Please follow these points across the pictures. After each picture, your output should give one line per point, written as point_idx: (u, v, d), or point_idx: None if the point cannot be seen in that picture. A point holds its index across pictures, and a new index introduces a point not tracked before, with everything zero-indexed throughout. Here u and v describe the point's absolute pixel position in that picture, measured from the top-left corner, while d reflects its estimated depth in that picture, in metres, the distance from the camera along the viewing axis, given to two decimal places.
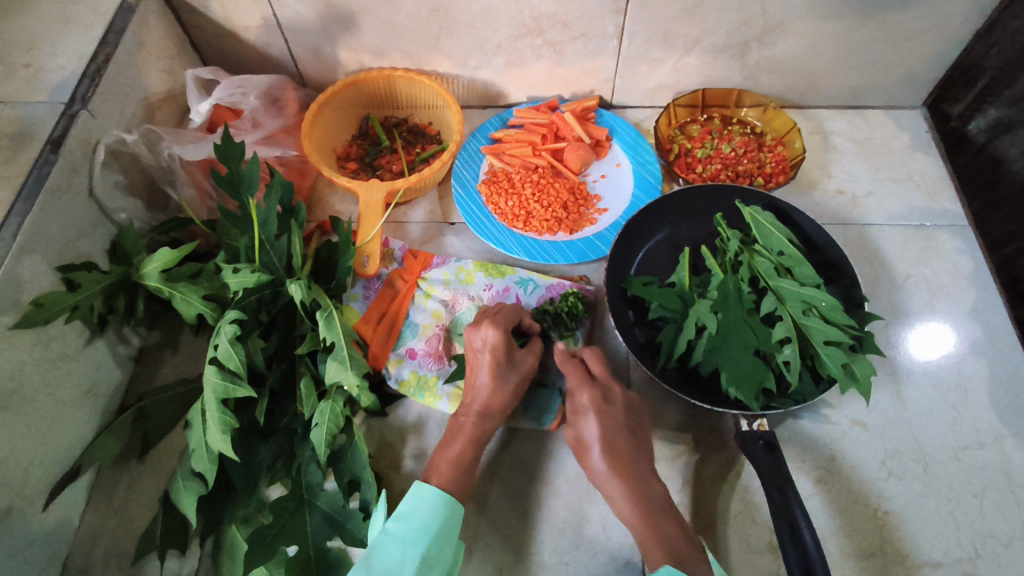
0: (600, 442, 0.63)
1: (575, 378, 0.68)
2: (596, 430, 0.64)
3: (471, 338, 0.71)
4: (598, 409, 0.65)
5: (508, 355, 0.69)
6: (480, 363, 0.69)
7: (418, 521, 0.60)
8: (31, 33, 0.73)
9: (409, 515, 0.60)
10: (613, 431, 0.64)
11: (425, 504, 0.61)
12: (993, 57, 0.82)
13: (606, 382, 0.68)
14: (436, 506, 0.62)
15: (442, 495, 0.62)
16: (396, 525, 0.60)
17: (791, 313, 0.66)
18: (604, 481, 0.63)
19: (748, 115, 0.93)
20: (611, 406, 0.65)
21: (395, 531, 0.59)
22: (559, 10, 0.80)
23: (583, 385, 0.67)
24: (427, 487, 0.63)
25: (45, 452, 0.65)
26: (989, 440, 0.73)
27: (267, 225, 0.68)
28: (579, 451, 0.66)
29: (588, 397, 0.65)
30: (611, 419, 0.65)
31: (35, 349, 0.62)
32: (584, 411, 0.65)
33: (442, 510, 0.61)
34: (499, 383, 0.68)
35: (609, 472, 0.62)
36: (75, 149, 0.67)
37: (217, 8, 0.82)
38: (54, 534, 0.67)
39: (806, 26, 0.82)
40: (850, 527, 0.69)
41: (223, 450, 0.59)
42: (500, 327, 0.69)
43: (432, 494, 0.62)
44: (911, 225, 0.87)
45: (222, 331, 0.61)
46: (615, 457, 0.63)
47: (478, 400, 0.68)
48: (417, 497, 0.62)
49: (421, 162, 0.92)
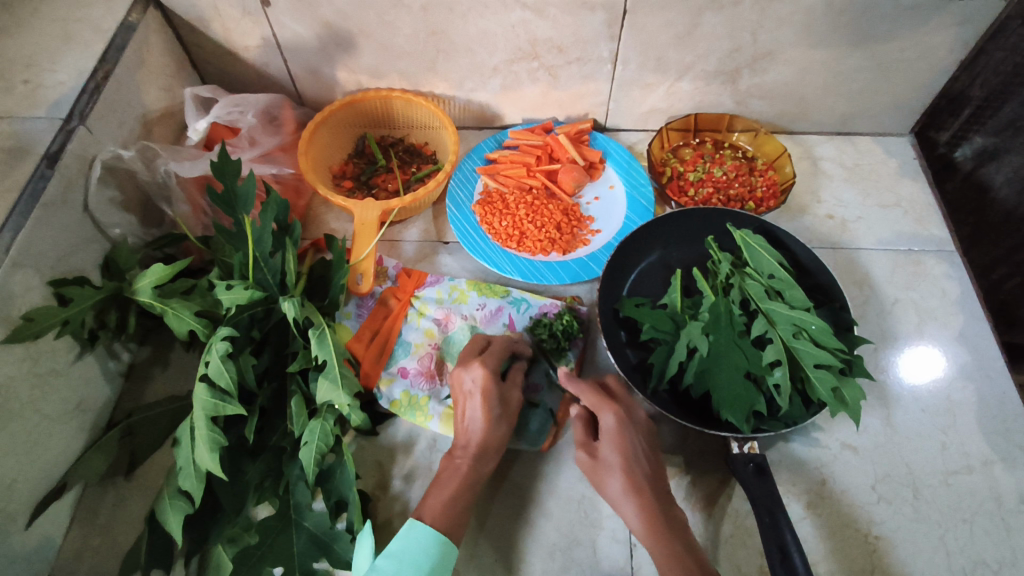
0: (620, 463, 0.64)
1: (594, 399, 0.68)
2: (614, 451, 0.64)
3: (460, 377, 0.71)
4: (622, 428, 0.65)
5: (500, 397, 0.69)
6: (472, 404, 0.69)
7: (407, 561, 0.59)
8: (32, 50, 0.74)
9: (401, 553, 0.60)
10: (634, 451, 0.64)
11: (417, 543, 0.61)
12: (977, 87, 0.85)
13: (626, 403, 0.69)
14: (428, 547, 0.61)
15: (436, 536, 0.61)
16: (386, 561, 0.58)
17: (781, 335, 0.67)
18: (619, 501, 0.63)
19: (739, 140, 0.94)
20: (633, 426, 0.66)
21: (385, 568, 0.58)
22: (554, 35, 0.82)
23: (606, 404, 0.67)
24: (420, 525, 0.62)
25: (30, 468, 0.64)
26: (978, 464, 0.73)
27: (261, 243, 0.68)
28: (595, 473, 0.65)
29: (613, 416, 0.66)
30: (633, 438, 0.65)
31: (24, 363, 0.62)
32: (608, 431, 0.65)
33: (434, 552, 0.61)
34: (492, 426, 0.68)
35: (625, 494, 0.63)
36: (71, 165, 0.67)
37: (217, 28, 0.84)
38: (36, 552, 0.66)
39: (795, 54, 0.84)
40: (841, 551, 0.69)
41: (211, 469, 0.58)
42: (490, 370, 0.69)
43: (426, 535, 0.61)
44: (899, 250, 0.88)
45: (213, 348, 0.61)
46: (634, 480, 0.63)
47: (472, 441, 0.69)
48: (410, 534, 0.61)
49: (416, 182, 0.93)
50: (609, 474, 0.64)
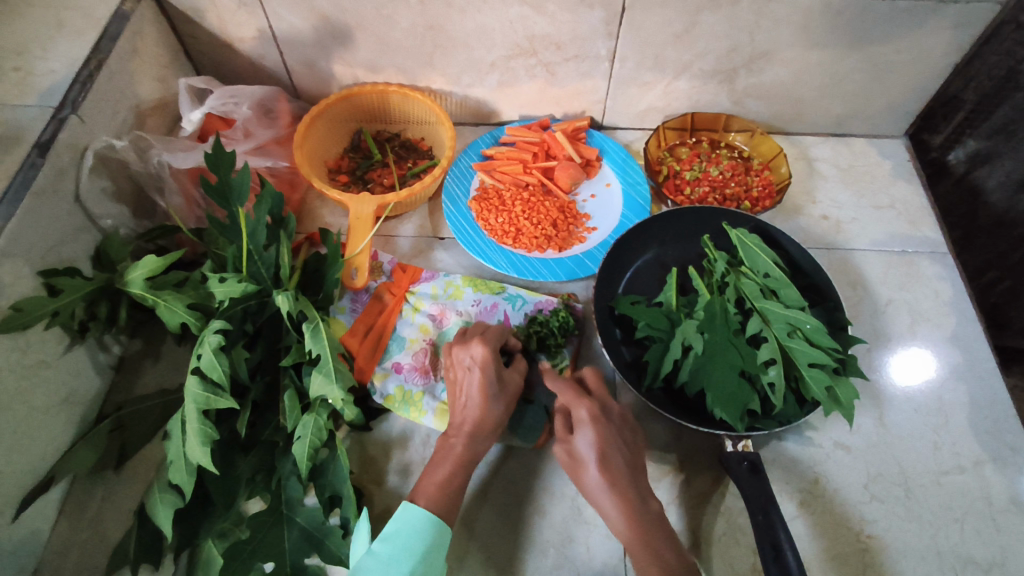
0: (596, 456, 0.63)
1: (570, 395, 0.68)
2: (590, 444, 0.64)
3: (458, 355, 0.71)
4: (595, 421, 0.65)
5: (497, 374, 0.70)
6: (470, 382, 0.69)
7: (403, 542, 0.59)
8: (23, 37, 0.73)
9: (395, 536, 0.60)
10: (609, 444, 0.64)
11: (412, 526, 0.61)
12: (971, 91, 0.85)
13: (603, 398, 0.69)
14: (422, 528, 0.61)
15: (428, 517, 0.61)
16: (381, 545, 0.59)
17: (776, 335, 0.67)
18: (597, 495, 0.63)
19: (735, 140, 0.95)
20: (607, 419, 0.66)
21: (381, 551, 0.58)
22: (553, 31, 0.82)
23: (579, 399, 0.67)
24: (413, 507, 0.62)
25: (18, 460, 0.63)
26: (969, 464, 0.74)
27: (255, 236, 0.67)
28: (574, 468, 0.65)
29: (586, 409, 0.66)
30: (607, 431, 0.65)
31: (12, 354, 0.61)
32: (582, 424, 0.65)
33: (428, 533, 0.61)
34: (488, 404, 0.68)
35: (602, 487, 0.62)
36: (63, 154, 0.66)
37: (212, 19, 0.83)
38: (21, 547, 0.65)
39: (793, 55, 0.85)
40: (833, 550, 0.69)
41: (202, 462, 0.58)
42: (489, 346, 0.70)
43: (418, 516, 0.61)
44: (893, 251, 0.89)
45: (206, 341, 0.60)
46: (609, 472, 0.63)
47: (467, 421, 0.68)
48: (404, 518, 0.61)
49: (412, 177, 0.93)
50: (586, 467, 0.64)
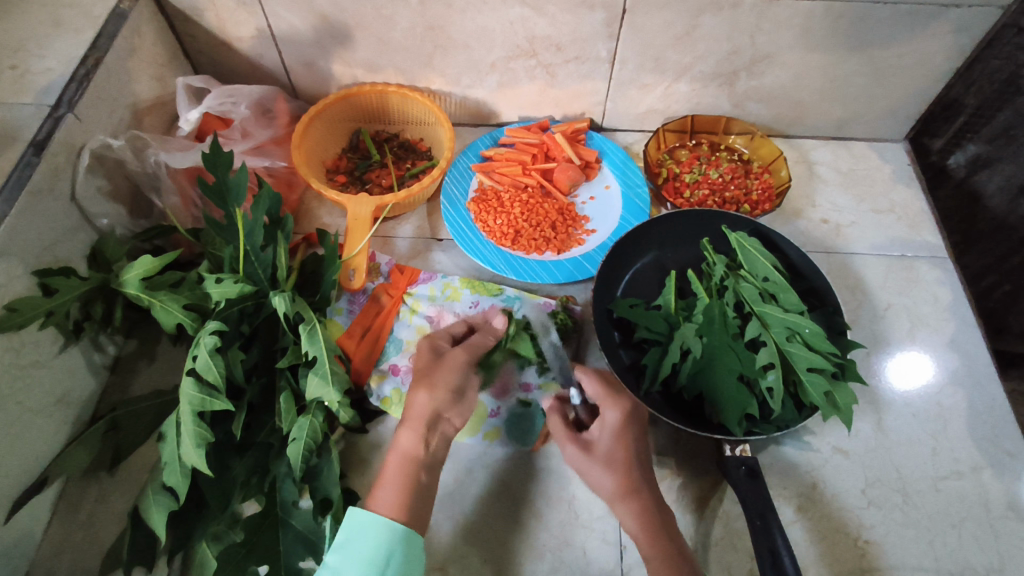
0: (622, 463, 0.63)
1: (602, 393, 0.66)
2: (619, 450, 0.63)
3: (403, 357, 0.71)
4: (626, 426, 0.64)
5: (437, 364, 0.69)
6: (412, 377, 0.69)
7: (355, 550, 0.57)
8: (20, 35, 0.73)
9: (347, 544, 0.58)
10: (634, 451, 0.64)
11: (361, 531, 0.58)
12: (971, 96, 0.85)
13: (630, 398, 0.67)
14: (372, 532, 0.58)
15: (376, 520, 0.59)
16: (334, 556, 0.57)
17: (775, 339, 0.67)
18: (614, 502, 0.62)
19: (735, 143, 0.94)
20: (636, 424, 0.65)
21: (336, 563, 0.57)
22: (553, 33, 0.82)
23: (612, 400, 0.66)
24: (359, 512, 0.59)
25: (10, 461, 0.62)
26: (967, 470, 0.74)
27: (253, 236, 0.67)
28: (586, 472, 0.64)
29: (617, 412, 0.65)
30: (634, 437, 0.64)
31: (6, 354, 0.60)
32: (610, 427, 0.64)
33: (380, 535, 0.58)
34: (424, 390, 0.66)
35: (622, 495, 0.62)
36: (59, 152, 0.66)
37: (211, 17, 0.82)
38: (15, 548, 0.65)
39: (794, 58, 0.84)
40: (830, 555, 0.69)
41: (198, 464, 0.57)
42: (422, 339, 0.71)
43: (365, 521, 0.59)
44: (892, 256, 0.88)
45: (201, 343, 0.59)
46: (631, 480, 0.62)
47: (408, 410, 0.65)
48: (353, 524, 0.59)
49: (410, 178, 0.92)
50: (605, 472, 0.63)
